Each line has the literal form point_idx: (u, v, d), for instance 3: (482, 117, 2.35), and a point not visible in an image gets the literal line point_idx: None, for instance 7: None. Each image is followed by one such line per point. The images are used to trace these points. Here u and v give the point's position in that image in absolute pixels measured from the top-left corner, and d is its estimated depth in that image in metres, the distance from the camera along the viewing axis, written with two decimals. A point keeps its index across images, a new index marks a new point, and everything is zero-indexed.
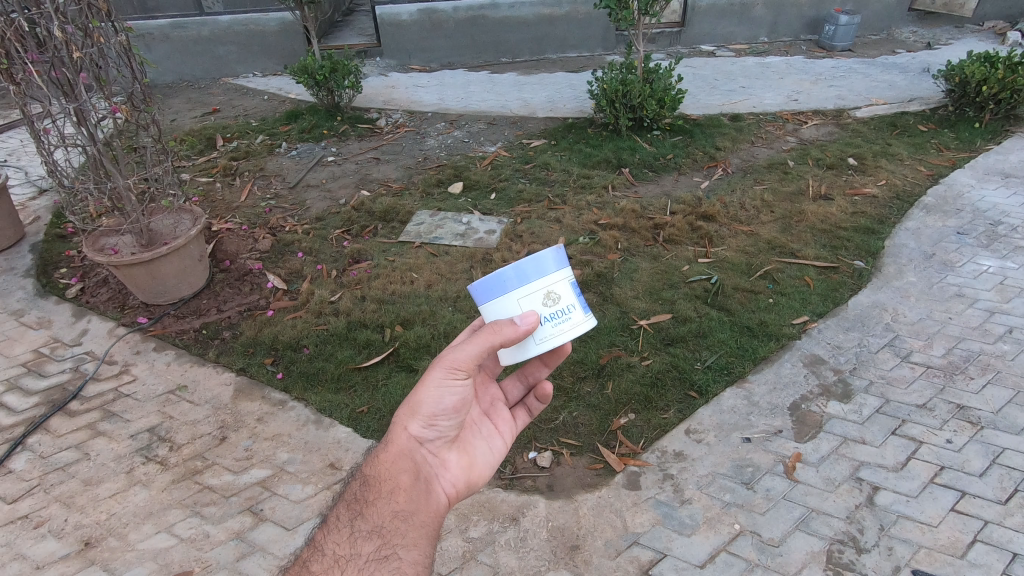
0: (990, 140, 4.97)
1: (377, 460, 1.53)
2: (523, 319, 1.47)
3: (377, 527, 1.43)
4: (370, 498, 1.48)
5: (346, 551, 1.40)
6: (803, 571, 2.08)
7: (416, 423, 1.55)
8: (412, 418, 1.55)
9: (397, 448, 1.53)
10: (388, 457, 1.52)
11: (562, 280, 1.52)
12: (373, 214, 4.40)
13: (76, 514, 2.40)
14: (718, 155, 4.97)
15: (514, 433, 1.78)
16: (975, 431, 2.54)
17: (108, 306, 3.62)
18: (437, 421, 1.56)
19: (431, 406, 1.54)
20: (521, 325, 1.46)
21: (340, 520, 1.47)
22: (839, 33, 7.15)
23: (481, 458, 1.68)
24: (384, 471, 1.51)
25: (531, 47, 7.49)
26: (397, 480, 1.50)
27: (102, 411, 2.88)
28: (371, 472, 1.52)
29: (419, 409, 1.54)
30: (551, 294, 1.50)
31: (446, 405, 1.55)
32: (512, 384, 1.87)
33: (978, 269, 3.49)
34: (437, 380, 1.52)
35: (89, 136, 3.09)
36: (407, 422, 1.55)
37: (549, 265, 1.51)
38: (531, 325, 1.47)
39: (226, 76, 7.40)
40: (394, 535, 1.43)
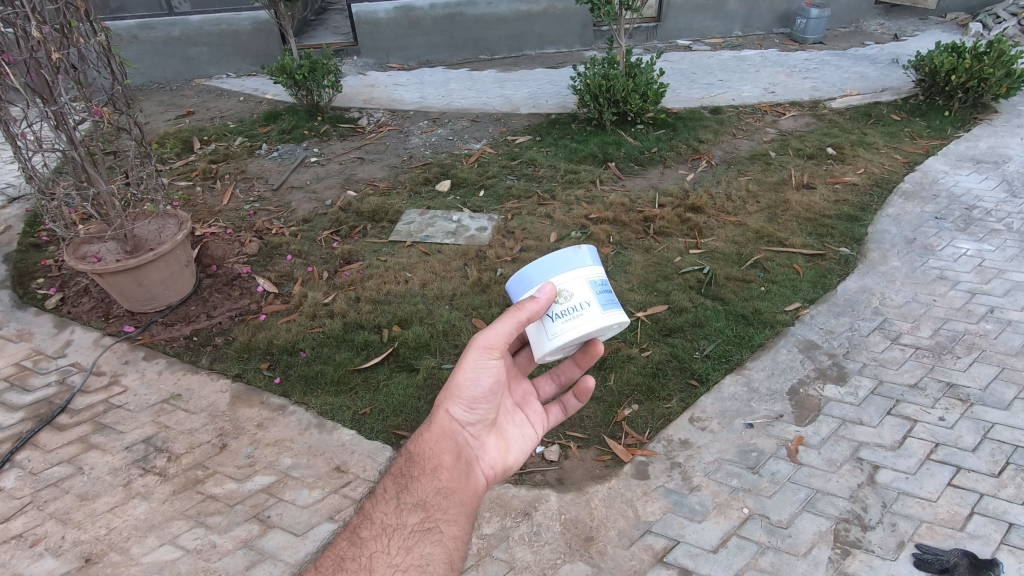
0: (960, 128, 5.13)
1: (420, 440, 1.59)
2: (541, 291, 1.51)
3: (423, 501, 1.48)
4: (415, 474, 1.53)
5: (392, 521, 1.44)
6: (813, 551, 2.12)
7: (456, 406, 1.62)
8: (453, 401, 1.62)
9: (439, 429, 1.60)
10: (431, 437, 1.59)
11: (583, 275, 1.56)
12: (361, 215, 4.35)
13: (74, 530, 2.32)
14: (701, 148, 5.03)
15: (548, 426, 1.82)
16: (965, 408, 2.63)
17: (91, 315, 3.51)
18: (476, 404, 1.63)
19: (469, 388, 1.62)
20: (538, 297, 1.50)
21: (386, 491, 1.50)
22: (811, 26, 7.30)
23: (516, 444, 1.73)
24: (427, 450, 1.57)
25: (510, 43, 7.48)
26: (439, 458, 1.56)
27: (94, 424, 2.80)
28: (415, 450, 1.58)
29: (458, 392, 1.61)
30: (560, 292, 1.54)
31: (483, 387, 1.62)
32: (546, 382, 1.90)
33: (957, 252, 3.61)
34: (474, 362, 1.60)
35: (69, 140, 3.00)
36: (448, 404, 1.62)
37: (567, 264, 1.57)
38: (547, 298, 1.50)
39: (198, 77, 7.22)
40: (437, 509, 1.47)
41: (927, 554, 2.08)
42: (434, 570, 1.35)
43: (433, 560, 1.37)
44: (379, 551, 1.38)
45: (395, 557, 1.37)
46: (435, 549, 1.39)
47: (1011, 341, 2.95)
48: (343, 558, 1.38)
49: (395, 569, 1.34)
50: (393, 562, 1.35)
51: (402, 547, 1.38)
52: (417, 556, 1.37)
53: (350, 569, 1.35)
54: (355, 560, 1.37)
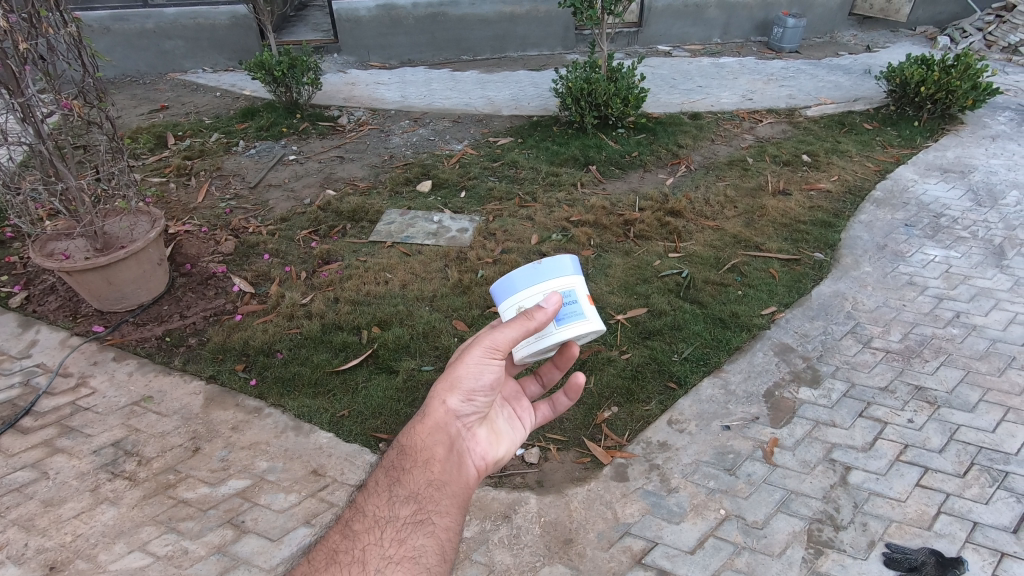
0: (928, 138, 5.28)
1: (413, 430, 1.52)
2: (548, 301, 1.47)
3: (415, 493, 1.42)
4: (408, 466, 1.46)
5: (385, 513, 1.39)
6: (787, 551, 2.16)
7: (454, 397, 1.55)
8: (451, 392, 1.54)
9: (434, 421, 1.53)
10: (425, 428, 1.51)
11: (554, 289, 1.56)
12: (341, 214, 4.30)
13: (38, 537, 2.24)
14: (681, 152, 5.10)
15: (534, 423, 1.80)
16: (933, 410, 2.70)
17: (58, 314, 3.40)
18: (475, 397, 1.57)
19: (470, 382, 1.55)
20: (546, 307, 1.46)
21: (378, 484, 1.45)
22: (787, 35, 7.45)
23: (506, 437, 1.69)
24: (420, 441, 1.50)
25: (492, 45, 7.47)
26: (433, 450, 1.49)
27: (60, 427, 2.71)
28: (408, 441, 1.51)
29: (458, 384, 1.54)
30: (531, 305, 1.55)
31: (484, 382, 1.55)
32: (531, 380, 1.87)
33: (926, 259, 3.72)
34: (478, 358, 1.52)
35: (36, 134, 2.90)
36: (445, 396, 1.54)
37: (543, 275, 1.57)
38: (555, 308, 1.47)
39: (173, 71, 7.06)
40: (430, 501, 1.42)
41: (896, 553, 2.14)
42: (428, 562, 1.32)
43: (427, 552, 1.33)
44: (372, 543, 1.34)
45: (388, 549, 1.32)
46: (428, 540, 1.35)
47: (976, 345, 3.05)
48: (335, 552, 1.34)
49: (388, 561, 1.30)
50: (386, 554, 1.31)
51: (395, 539, 1.34)
52: (410, 548, 1.33)
53: (342, 563, 1.30)
54: (348, 553, 1.32)
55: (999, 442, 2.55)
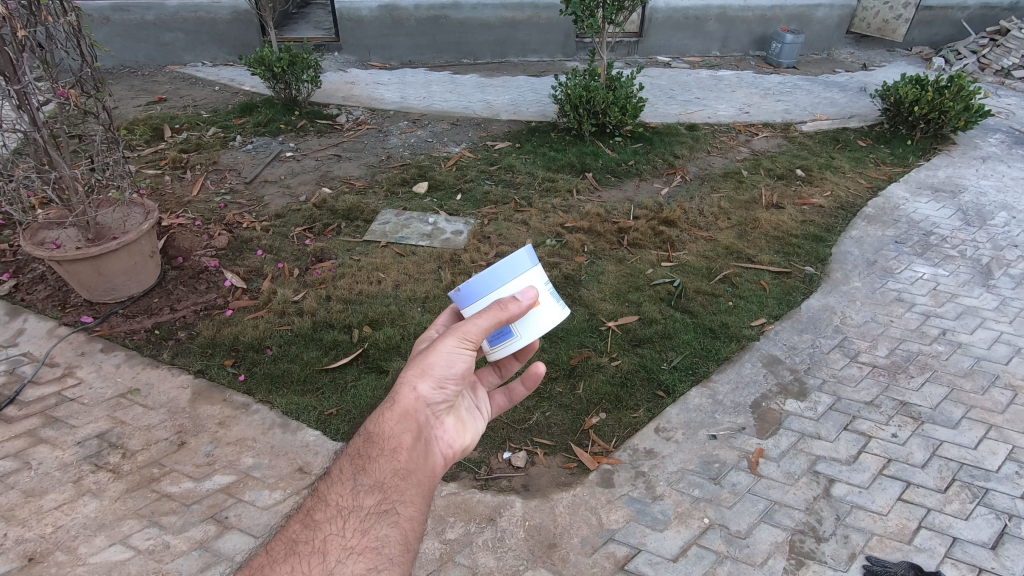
0: (920, 157, 5.35)
1: (381, 417, 1.44)
2: (524, 294, 1.50)
3: (380, 483, 1.35)
4: (373, 454, 1.39)
5: (347, 503, 1.31)
6: (769, 561, 2.18)
7: (425, 384, 1.50)
8: (422, 379, 1.49)
9: (403, 408, 1.46)
10: (394, 415, 1.45)
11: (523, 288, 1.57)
12: (336, 213, 4.29)
13: (17, 528, 2.22)
14: (677, 163, 5.13)
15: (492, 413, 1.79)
16: (916, 426, 2.73)
17: (47, 304, 3.37)
18: (446, 385, 1.53)
19: (442, 369, 1.51)
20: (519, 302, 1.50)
21: (342, 472, 1.37)
22: (785, 51, 7.53)
23: (471, 426, 1.67)
24: (387, 429, 1.42)
25: (493, 49, 7.50)
26: (401, 439, 1.42)
27: (44, 417, 2.68)
28: (374, 429, 1.43)
29: (429, 370, 1.50)
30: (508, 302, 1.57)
31: (457, 370, 1.52)
32: (489, 370, 1.85)
33: (914, 276, 3.76)
34: (451, 344, 1.49)
35: (31, 121, 2.89)
36: (416, 383, 1.49)
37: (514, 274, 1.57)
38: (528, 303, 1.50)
39: (172, 64, 7.04)
40: (395, 491, 1.35)
41: (876, 566, 2.16)
42: (390, 553, 1.25)
43: (389, 543, 1.27)
44: (333, 534, 1.26)
45: (349, 539, 1.25)
46: (391, 531, 1.29)
47: (961, 363, 3.09)
48: (294, 543, 1.25)
49: (349, 553, 1.23)
50: (348, 545, 1.24)
51: (356, 530, 1.27)
52: (372, 539, 1.26)
53: (302, 554, 1.23)
54: (307, 544, 1.24)
55: (980, 459, 2.58)
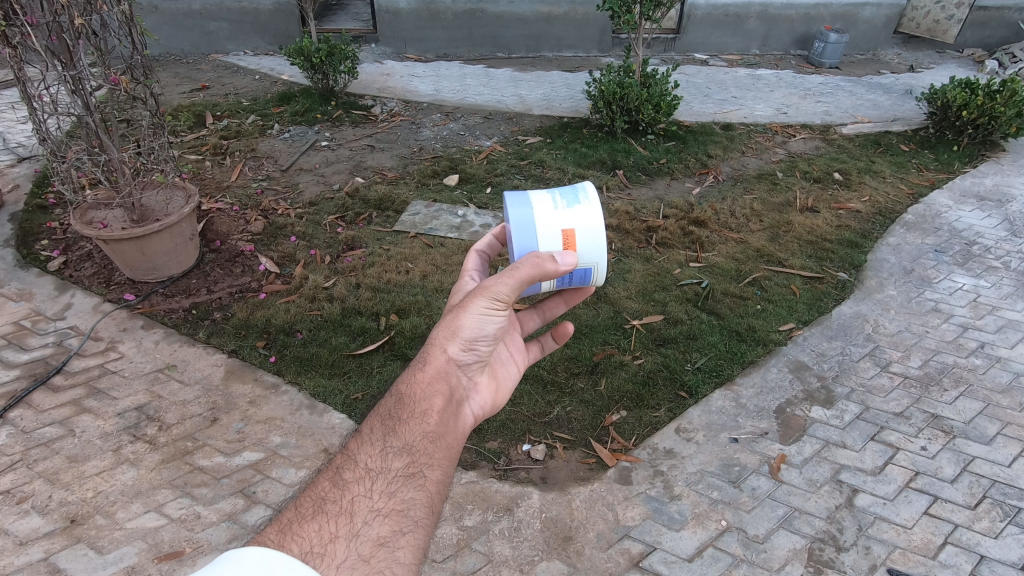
0: (967, 163, 5.17)
1: (411, 379, 1.49)
2: (561, 258, 1.56)
3: (409, 446, 1.36)
4: (403, 417, 1.41)
5: (377, 465, 1.31)
6: (785, 567, 2.16)
7: (454, 346, 1.54)
8: (451, 341, 1.54)
9: (435, 370, 1.51)
10: (425, 378, 1.49)
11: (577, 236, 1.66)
12: (368, 202, 4.37)
13: (61, 491, 2.35)
14: (710, 163, 5.06)
15: (526, 363, 1.89)
16: (948, 439, 2.66)
17: (93, 281, 3.53)
18: (476, 346, 1.57)
19: (472, 331, 1.54)
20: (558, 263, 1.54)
21: (373, 433, 1.38)
22: (828, 50, 7.33)
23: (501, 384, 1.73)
24: (418, 391, 1.46)
25: (527, 44, 7.50)
26: (431, 401, 1.46)
27: (88, 388, 2.82)
28: (405, 391, 1.46)
29: (459, 332, 1.54)
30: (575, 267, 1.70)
31: (487, 332, 1.56)
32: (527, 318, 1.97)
33: (953, 286, 3.65)
34: (481, 307, 1.52)
35: (84, 105, 3.00)
36: (446, 344, 1.54)
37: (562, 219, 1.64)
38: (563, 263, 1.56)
39: (215, 52, 7.24)
40: (424, 454, 1.36)
41: None
42: (416, 515, 1.25)
43: (414, 505, 1.27)
44: (361, 495, 1.25)
45: (377, 501, 1.25)
46: (418, 494, 1.29)
47: (998, 378, 2.99)
48: (322, 501, 1.24)
49: (376, 514, 1.22)
50: (375, 507, 1.23)
51: (384, 492, 1.26)
52: (399, 501, 1.26)
53: (329, 512, 1.21)
54: (334, 504, 1.23)
55: (1014, 477, 2.50)
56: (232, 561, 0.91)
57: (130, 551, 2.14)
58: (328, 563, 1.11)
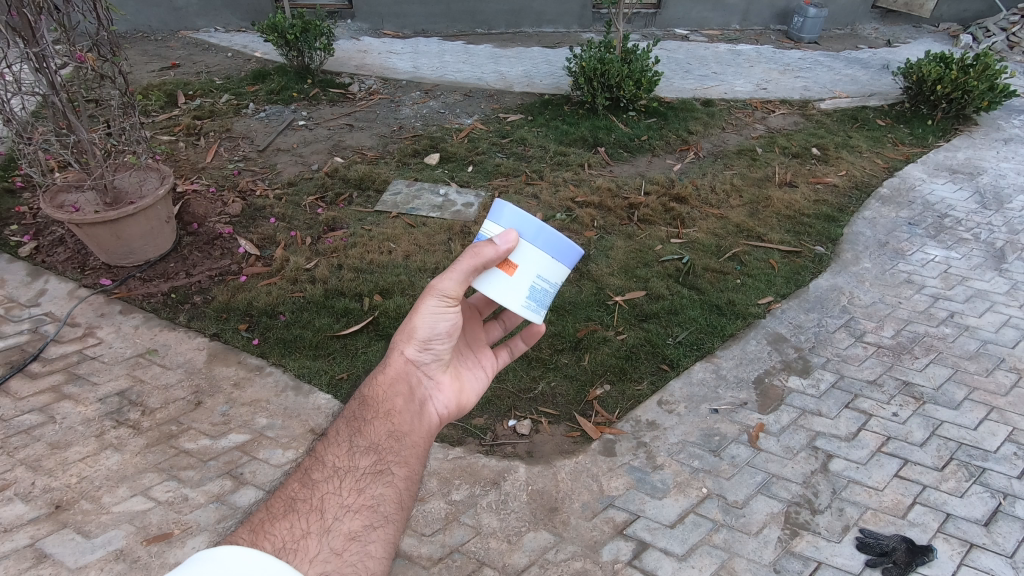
0: (940, 137, 5.26)
1: (373, 381, 1.51)
2: (500, 240, 1.43)
3: (375, 444, 1.39)
4: (369, 417, 1.44)
5: (345, 463, 1.34)
6: (763, 530, 2.24)
7: (412, 347, 1.57)
8: (408, 342, 1.56)
9: (396, 372, 1.54)
10: (386, 380, 1.52)
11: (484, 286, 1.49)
12: (348, 182, 4.32)
13: (44, 477, 2.33)
14: (690, 139, 5.08)
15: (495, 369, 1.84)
16: (918, 406, 2.76)
17: (67, 266, 3.46)
18: (432, 345, 1.59)
19: (426, 331, 1.56)
20: (501, 244, 1.42)
21: (338, 434, 1.40)
22: (807, 25, 7.34)
23: (469, 387, 1.72)
24: (380, 393, 1.50)
25: (507, 18, 7.39)
26: (393, 401, 1.49)
27: (67, 373, 2.78)
28: (367, 392, 1.50)
29: (414, 333, 1.56)
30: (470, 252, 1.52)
31: (441, 330, 1.57)
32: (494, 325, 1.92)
33: (926, 258, 3.74)
34: (432, 306, 1.52)
35: (49, 84, 2.90)
36: (404, 346, 1.56)
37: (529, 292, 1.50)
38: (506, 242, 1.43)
39: (185, 29, 7.01)
40: (390, 452, 1.39)
41: (869, 538, 2.21)
42: (386, 510, 1.28)
43: (383, 501, 1.29)
44: (331, 493, 1.27)
45: (346, 497, 1.26)
46: (386, 490, 1.31)
47: (967, 345, 3.09)
48: (292, 500, 1.24)
49: (346, 510, 1.24)
50: (344, 503, 1.25)
51: (353, 489, 1.29)
52: (368, 496, 1.28)
53: (301, 510, 1.21)
54: (305, 501, 1.24)
55: (979, 440, 2.61)
56: (210, 559, 0.89)
57: (118, 534, 2.14)
58: (303, 558, 1.11)
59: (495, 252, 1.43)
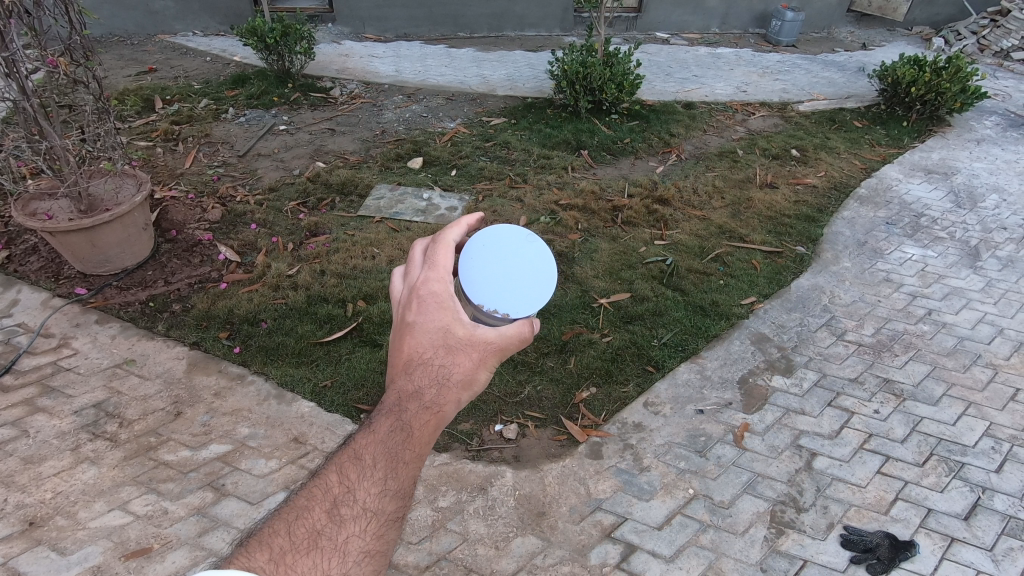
0: (915, 138, 5.37)
1: (418, 424, 1.14)
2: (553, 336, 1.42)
3: (408, 491, 1.12)
4: (406, 461, 1.12)
5: (375, 503, 1.08)
6: (750, 530, 2.25)
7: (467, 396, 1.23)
8: (467, 393, 1.22)
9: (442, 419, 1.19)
10: (433, 429, 1.16)
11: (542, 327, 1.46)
12: (330, 187, 4.28)
13: (17, 493, 2.26)
14: (673, 141, 5.13)
15: None
16: (898, 402, 2.80)
17: (40, 275, 3.37)
18: None
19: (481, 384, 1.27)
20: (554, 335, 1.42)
21: (373, 464, 1.11)
22: (785, 29, 7.46)
23: None
24: (423, 440, 1.15)
25: (489, 22, 7.40)
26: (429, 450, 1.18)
27: (41, 386, 2.71)
28: (410, 432, 1.14)
29: (475, 384, 1.24)
30: None
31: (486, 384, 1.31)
32: None
33: (903, 257, 3.80)
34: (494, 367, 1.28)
35: (20, 90, 2.83)
36: (463, 394, 1.21)
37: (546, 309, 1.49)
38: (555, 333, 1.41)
39: (162, 33, 6.92)
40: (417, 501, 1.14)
41: (853, 535, 2.23)
42: None
43: None
44: (358, 535, 1.05)
45: (372, 544, 1.04)
46: None
47: (944, 342, 3.15)
48: (317, 535, 1.02)
49: (368, 558, 1.02)
50: (369, 549, 1.04)
51: (378, 536, 1.06)
52: (393, 557, 1.06)
53: (323, 548, 1.00)
54: (330, 539, 1.02)
55: (958, 435, 2.66)
56: None
57: (95, 550, 2.09)
58: None
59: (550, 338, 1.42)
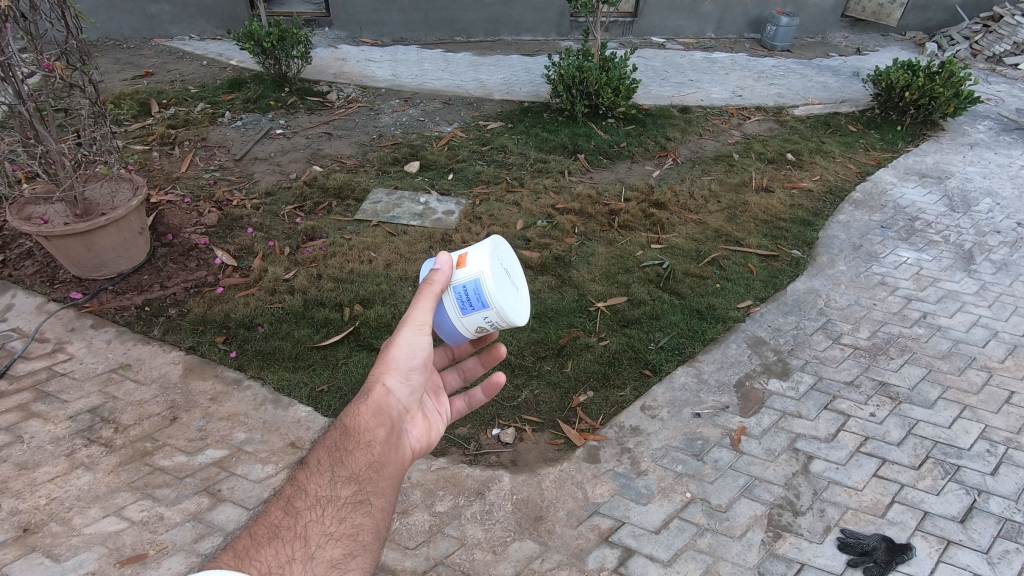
0: (910, 142, 5.40)
1: (352, 413, 1.42)
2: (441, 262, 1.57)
3: (356, 474, 1.32)
4: (349, 447, 1.36)
5: (326, 492, 1.26)
6: (747, 533, 2.25)
7: (392, 377, 1.49)
8: (388, 373, 1.49)
9: (376, 403, 1.45)
10: (366, 411, 1.43)
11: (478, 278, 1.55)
12: (327, 191, 4.28)
13: (10, 499, 2.25)
14: (669, 145, 5.15)
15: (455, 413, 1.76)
16: (894, 405, 2.81)
17: (35, 280, 3.36)
18: (411, 376, 1.52)
19: (405, 360, 1.51)
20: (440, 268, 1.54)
21: (319, 463, 1.32)
22: (780, 33, 7.50)
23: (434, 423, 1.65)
24: (361, 424, 1.40)
25: (485, 27, 7.42)
26: (374, 432, 1.41)
27: (35, 391, 2.70)
28: (348, 423, 1.41)
29: (393, 363, 1.49)
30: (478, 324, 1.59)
31: (420, 358, 1.52)
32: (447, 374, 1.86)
33: (898, 260, 3.83)
34: (408, 337, 1.49)
35: (16, 94, 2.82)
36: (383, 376, 1.48)
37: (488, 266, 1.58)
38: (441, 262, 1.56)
39: (158, 37, 6.91)
40: (370, 482, 1.32)
41: (850, 538, 2.24)
42: (365, 539, 1.22)
43: (364, 530, 1.24)
44: (313, 520, 1.21)
45: (329, 525, 1.21)
46: (366, 520, 1.25)
47: (939, 345, 3.17)
48: (276, 528, 1.18)
49: (328, 538, 1.19)
50: (328, 531, 1.20)
51: (334, 518, 1.23)
52: (353, 530, 1.22)
53: (284, 538, 1.16)
54: (289, 529, 1.18)
55: (954, 437, 2.67)
56: None
57: (90, 556, 2.07)
58: None
59: (441, 267, 1.55)
